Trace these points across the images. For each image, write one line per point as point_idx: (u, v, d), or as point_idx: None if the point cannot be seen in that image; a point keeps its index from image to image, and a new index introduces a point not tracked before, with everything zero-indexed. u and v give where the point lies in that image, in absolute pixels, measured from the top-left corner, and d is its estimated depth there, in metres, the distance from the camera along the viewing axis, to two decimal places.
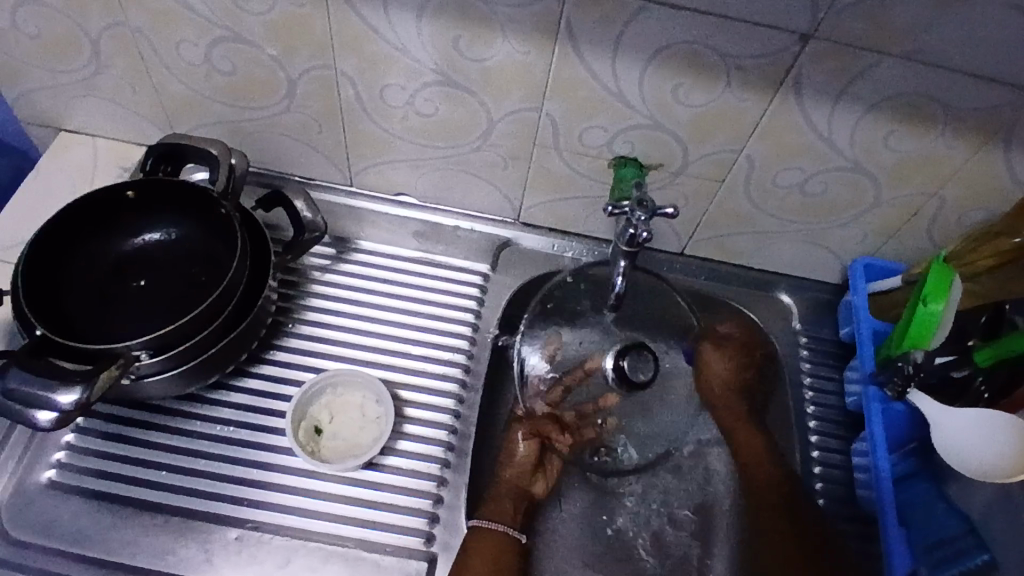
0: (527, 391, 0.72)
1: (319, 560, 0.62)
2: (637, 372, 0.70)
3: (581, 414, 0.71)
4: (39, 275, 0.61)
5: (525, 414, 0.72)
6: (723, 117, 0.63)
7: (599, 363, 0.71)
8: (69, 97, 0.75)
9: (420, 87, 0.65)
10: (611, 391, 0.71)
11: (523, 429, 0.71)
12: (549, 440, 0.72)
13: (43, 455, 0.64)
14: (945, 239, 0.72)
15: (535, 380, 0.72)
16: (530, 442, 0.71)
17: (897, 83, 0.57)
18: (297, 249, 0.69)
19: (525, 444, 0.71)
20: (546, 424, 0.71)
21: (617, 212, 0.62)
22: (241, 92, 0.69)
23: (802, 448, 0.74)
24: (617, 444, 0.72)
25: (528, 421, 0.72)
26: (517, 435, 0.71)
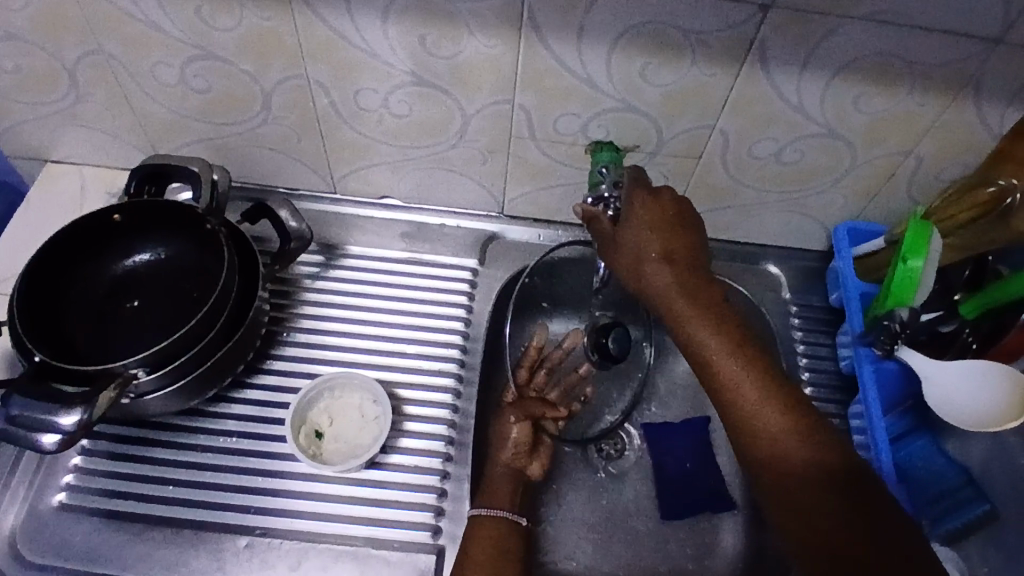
0: (520, 372, 0.75)
1: (330, 560, 0.63)
2: (611, 342, 0.76)
3: (567, 390, 0.78)
4: (39, 304, 0.62)
5: (517, 397, 0.73)
6: (693, 93, 0.64)
7: (578, 336, 0.79)
8: (51, 128, 0.76)
9: (393, 89, 0.66)
10: (586, 362, 0.80)
11: (514, 413, 0.71)
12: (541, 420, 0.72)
13: (52, 479, 0.65)
14: (924, 196, 0.72)
15: (524, 368, 0.76)
16: (524, 426, 0.71)
17: (861, 43, 0.58)
18: (285, 258, 0.70)
19: (519, 425, 0.70)
20: (537, 406, 0.72)
21: (602, 177, 0.65)
22: (218, 109, 0.70)
23: (793, 399, 0.58)
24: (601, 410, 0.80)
25: (519, 405, 0.72)
26: (510, 418, 0.71)
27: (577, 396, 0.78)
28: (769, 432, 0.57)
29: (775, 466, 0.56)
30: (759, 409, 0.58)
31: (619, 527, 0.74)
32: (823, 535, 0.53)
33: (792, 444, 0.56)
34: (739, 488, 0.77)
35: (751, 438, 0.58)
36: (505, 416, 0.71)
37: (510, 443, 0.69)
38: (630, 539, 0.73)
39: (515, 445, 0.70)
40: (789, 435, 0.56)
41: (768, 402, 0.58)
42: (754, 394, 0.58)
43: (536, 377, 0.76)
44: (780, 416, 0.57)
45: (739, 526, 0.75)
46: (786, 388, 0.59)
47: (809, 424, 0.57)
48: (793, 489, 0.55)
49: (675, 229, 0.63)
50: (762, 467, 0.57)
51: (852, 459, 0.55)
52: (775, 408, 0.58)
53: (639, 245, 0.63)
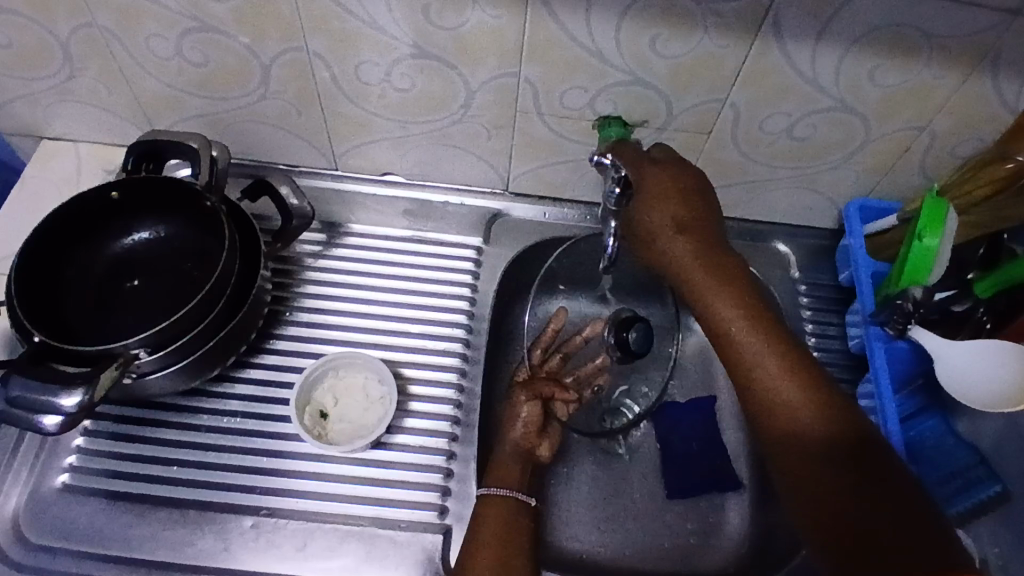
0: (533, 355, 0.75)
1: (337, 540, 0.62)
2: (633, 337, 0.74)
3: (581, 379, 0.75)
4: (36, 285, 0.61)
5: (528, 375, 0.73)
6: (703, 65, 0.62)
7: (598, 326, 0.77)
8: (46, 105, 0.74)
9: (395, 63, 0.64)
10: (604, 353, 0.77)
11: (523, 393, 0.70)
12: (551, 402, 0.71)
13: (55, 460, 0.64)
14: (938, 172, 0.71)
15: (538, 348, 0.75)
16: (534, 406, 0.69)
17: (878, 14, 0.56)
18: (287, 236, 0.69)
19: (529, 404, 0.69)
20: (546, 386, 0.71)
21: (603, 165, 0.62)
22: (216, 84, 0.68)
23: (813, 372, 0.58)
24: (617, 403, 0.77)
25: (529, 384, 0.71)
26: (520, 397, 0.70)
27: (591, 385, 0.75)
28: (787, 405, 0.57)
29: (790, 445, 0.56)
30: (775, 382, 0.57)
31: (626, 507, 0.74)
32: (832, 510, 0.53)
33: (808, 417, 0.56)
34: (746, 468, 0.77)
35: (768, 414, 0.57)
36: (514, 397, 0.70)
37: (520, 423, 0.68)
38: (637, 518, 0.73)
39: (526, 424, 0.69)
40: (806, 408, 0.56)
41: (785, 376, 0.57)
42: (771, 367, 0.58)
43: (552, 359, 0.75)
44: (797, 388, 0.57)
45: (746, 506, 0.75)
46: (804, 361, 0.58)
47: (827, 399, 0.56)
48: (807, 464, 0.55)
49: (691, 201, 0.62)
50: (776, 441, 0.57)
51: (867, 434, 0.55)
52: (792, 381, 0.57)
53: (654, 215, 0.62)
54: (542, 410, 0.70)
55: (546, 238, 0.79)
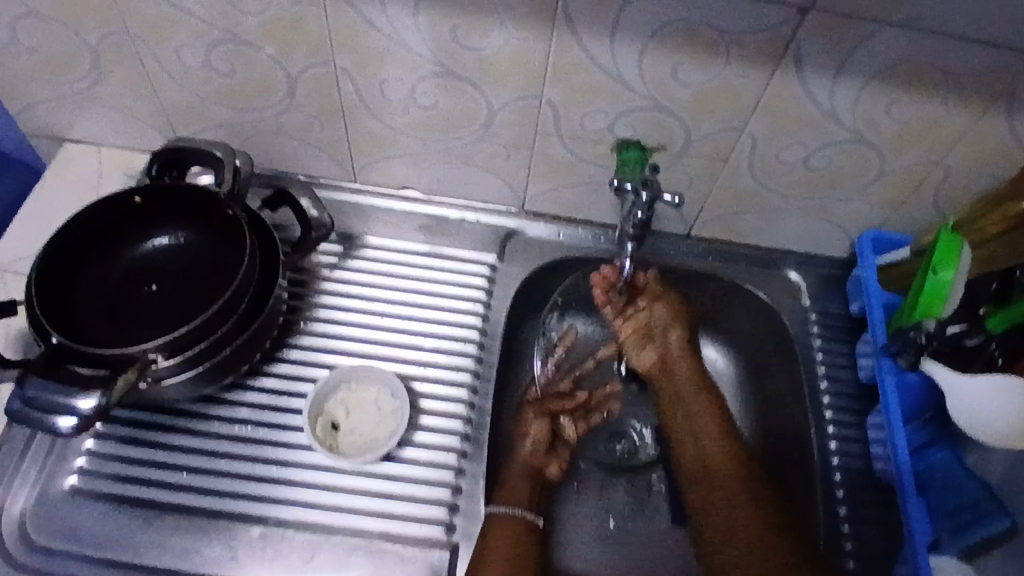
0: (545, 373, 0.79)
1: (344, 553, 0.62)
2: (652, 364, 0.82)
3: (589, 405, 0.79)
4: (54, 287, 0.62)
5: (540, 394, 0.76)
6: (723, 94, 0.63)
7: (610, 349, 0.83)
8: (72, 108, 0.75)
9: (419, 80, 0.65)
10: (615, 380, 0.82)
11: (533, 410, 0.74)
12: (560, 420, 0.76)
13: (65, 462, 0.64)
14: (951, 207, 0.72)
15: (549, 368, 0.80)
16: (543, 425, 0.74)
17: (896, 51, 0.57)
18: (305, 247, 0.69)
19: (538, 422, 0.74)
20: (553, 403, 0.76)
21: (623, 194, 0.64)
22: (241, 95, 0.69)
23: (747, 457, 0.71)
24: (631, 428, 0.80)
25: (539, 402, 0.75)
26: (529, 415, 0.74)
27: (599, 411, 0.79)
28: (721, 488, 0.69)
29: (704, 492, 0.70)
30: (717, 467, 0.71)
31: (632, 530, 0.73)
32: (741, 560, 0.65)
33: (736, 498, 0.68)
34: None
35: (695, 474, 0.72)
36: (523, 413, 0.75)
37: (529, 441, 0.72)
38: (642, 542, 0.73)
39: (535, 442, 0.72)
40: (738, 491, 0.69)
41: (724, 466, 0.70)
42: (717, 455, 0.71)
43: (565, 381, 0.80)
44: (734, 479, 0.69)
45: None
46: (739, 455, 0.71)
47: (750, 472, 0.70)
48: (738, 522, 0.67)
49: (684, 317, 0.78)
50: (711, 509, 0.69)
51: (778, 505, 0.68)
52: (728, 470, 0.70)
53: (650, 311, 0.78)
54: (550, 429, 0.74)
55: (560, 258, 0.80)
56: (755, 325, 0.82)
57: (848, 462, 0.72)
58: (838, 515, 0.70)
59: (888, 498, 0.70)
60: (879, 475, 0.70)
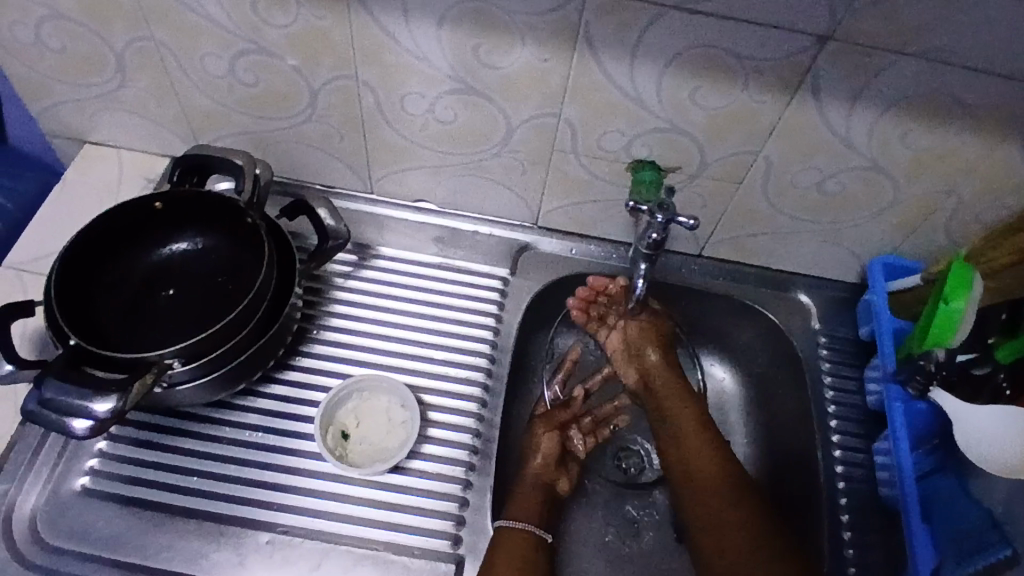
0: (554, 388, 0.80)
1: (350, 562, 0.62)
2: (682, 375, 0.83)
3: (598, 419, 0.79)
4: (75, 288, 0.62)
5: (547, 410, 0.77)
6: (740, 118, 0.64)
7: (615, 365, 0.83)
8: (96, 111, 0.76)
9: (440, 95, 0.66)
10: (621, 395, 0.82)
11: (542, 425, 0.74)
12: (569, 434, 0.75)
13: (77, 462, 0.65)
14: (963, 236, 0.72)
15: (559, 381, 0.80)
16: (552, 438, 0.73)
17: (913, 81, 0.58)
18: (321, 257, 0.70)
19: (547, 436, 0.73)
20: (561, 415, 0.76)
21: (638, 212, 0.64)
22: (263, 104, 0.70)
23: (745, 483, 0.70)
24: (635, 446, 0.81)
25: (546, 417, 0.76)
26: (539, 429, 0.74)
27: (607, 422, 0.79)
28: (717, 507, 0.67)
29: (697, 499, 0.69)
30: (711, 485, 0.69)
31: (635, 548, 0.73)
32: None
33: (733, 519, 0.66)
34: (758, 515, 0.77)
35: (685, 481, 0.70)
36: (534, 428, 0.74)
37: (540, 455, 0.72)
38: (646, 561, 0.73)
39: (545, 457, 0.72)
40: (734, 512, 0.67)
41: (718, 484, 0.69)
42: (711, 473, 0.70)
43: (575, 393, 0.79)
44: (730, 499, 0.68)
45: None
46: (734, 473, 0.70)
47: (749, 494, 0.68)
48: (736, 547, 0.65)
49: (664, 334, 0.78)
50: (709, 530, 0.67)
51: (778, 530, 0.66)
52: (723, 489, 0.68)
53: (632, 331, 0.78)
54: (560, 443, 0.73)
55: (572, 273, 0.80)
56: (763, 346, 0.83)
57: (854, 487, 0.72)
58: (842, 540, 0.69)
59: (893, 524, 0.70)
60: (884, 501, 0.71)
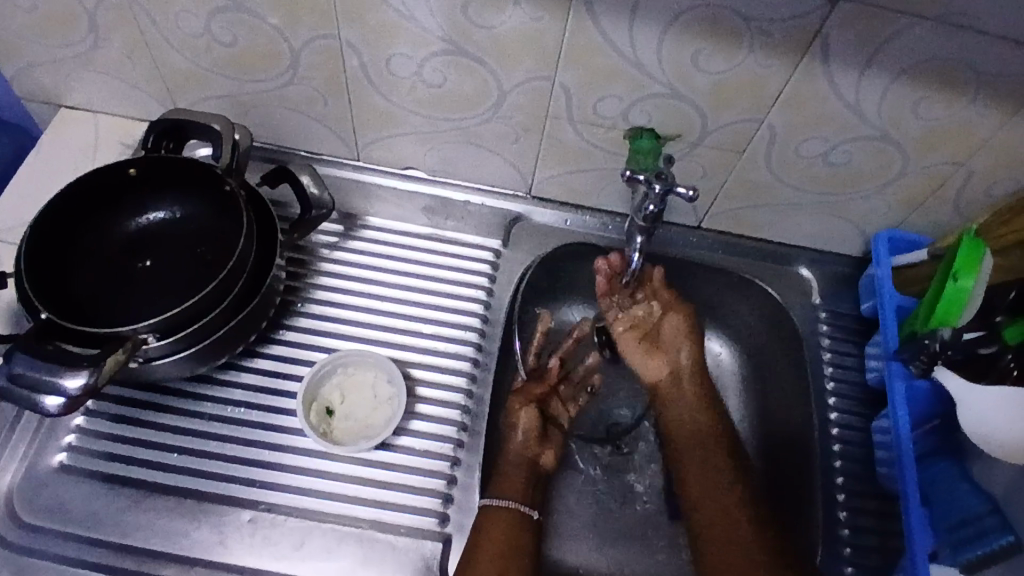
0: (529, 359, 0.76)
1: (334, 541, 0.61)
2: None
3: (576, 382, 0.78)
4: (47, 259, 0.60)
5: (522, 384, 0.74)
6: (744, 84, 0.60)
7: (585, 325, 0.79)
8: (69, 73, 0.73)
9: (428, 57, 0.62)
10: (595, 353, 0.79)
11: (519, 400, 0.72)
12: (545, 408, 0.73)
13: (54, 438, 0.63)
14: (971, 210, 0.69)
15: (532, 354, 0.76)
16: (530, 414, 0.71)
17: (927, 47, 0.54)
18: (304, 227, 0.67)
19: (524, 411, 0.71)
20: (537, 388, 0.73)
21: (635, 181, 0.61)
22: (243, 65, 0.67)
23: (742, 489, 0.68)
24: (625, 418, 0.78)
25: (523, 392, 0.73)
26: (516, 405, 0.71)
27: (585, 386, 0.78)
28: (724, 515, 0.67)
29: (702, 464, 0.69)
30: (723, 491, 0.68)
31: (627, 525, 0.72)
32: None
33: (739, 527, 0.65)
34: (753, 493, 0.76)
35: (693, 486, 0.69)
36: (510, 404, 0.72)
37: (520, 432, 0.70)
38: (637, 539, 0.72)
39: (526, 433, 0.70)
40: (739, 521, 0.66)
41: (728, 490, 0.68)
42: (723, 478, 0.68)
43: (549, 365, 0.76)
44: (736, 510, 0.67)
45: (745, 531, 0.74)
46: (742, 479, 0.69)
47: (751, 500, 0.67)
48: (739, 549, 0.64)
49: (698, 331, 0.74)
50: (716, 532, 0.66)
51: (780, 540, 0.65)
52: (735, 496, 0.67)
53: (668, 323, 0.74)
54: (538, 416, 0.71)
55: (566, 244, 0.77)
56: (760, 321, 0.81)
57: (850, 467, 0.71)
58: (836, 520, 0.68)
59: (890, 505, 0.69)
60: (881, 481, 0.69)
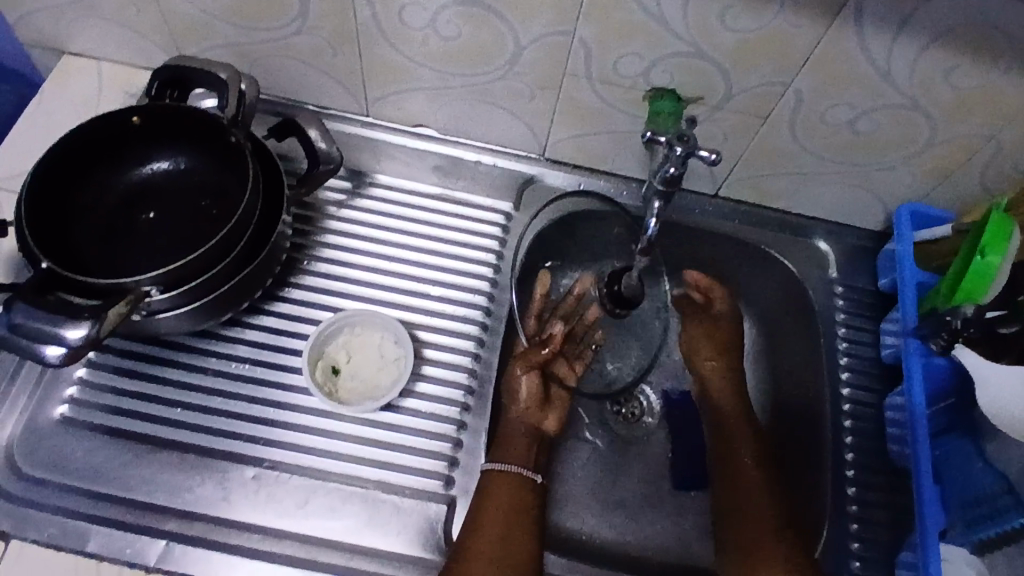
0: (529, 326, 0.72)
1: (338, 501, 0.61)
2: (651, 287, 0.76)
3: (578, 339, 0.74)
4: (46, 207, 0.58)
5: (524, 348, 0.69)
6: (773, 44, 0.58)
7: (586, 282, 0.76)
8: (69, 17, 0.70)
9: (442, 7, 0.59)
10: (597, 307, 0.75)
11: (520, 366, 0.67)
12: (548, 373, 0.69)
13: (55, 391, 0.62)
14: (999, 185, 0.67)
15: (531, 319, 0.72)
16: (532, 379, 0.67)
17: (968, 8, 0.51)
18: (311, 182, 0.65)
19: (526, 379, 0.67)
20: (538, 354, 0.68)
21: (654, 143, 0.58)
22: (248, 12, 0.64)
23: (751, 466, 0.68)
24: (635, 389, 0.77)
25: (523, 357, 0.68)
26: (516, 371, 0.67)
27: (587, 342, 0.74)
28: (749, 502, 0.66)
29: (729, 451, 0.70)
30: (749, 476, 0.68)
31: (632, 493, 0.72)
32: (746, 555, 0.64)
33: (762, 511, 0.65)
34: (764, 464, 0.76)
35: (726, 480, 0.69)
36: (510, 371, 0.68)
37: (522, 399, 0.67)
38: (642, 507, 0.71)
39: (528, 399, 0.67)
40: (761, 503, 0.66)
41: (754, 475, 0.68)
42: (751, 467, 0.68)
43: (552, 331, 0.70)
44: (760, 494, 0.66)
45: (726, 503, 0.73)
46: (766, 463, 0.69)
47: (772, 479, 0.67)
48: (760, 525, 0.64)
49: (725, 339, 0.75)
50: (737, 515, 0.67)
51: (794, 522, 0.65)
52: (760, 481, 0.67)
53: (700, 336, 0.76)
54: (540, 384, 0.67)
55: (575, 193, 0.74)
56: (774, 292, 0.79)
57: (861, 443, 0.70)
58: (845, 495, 0.68)
59: (899, 482, 0.68)
60: (892, 457, 0.68)
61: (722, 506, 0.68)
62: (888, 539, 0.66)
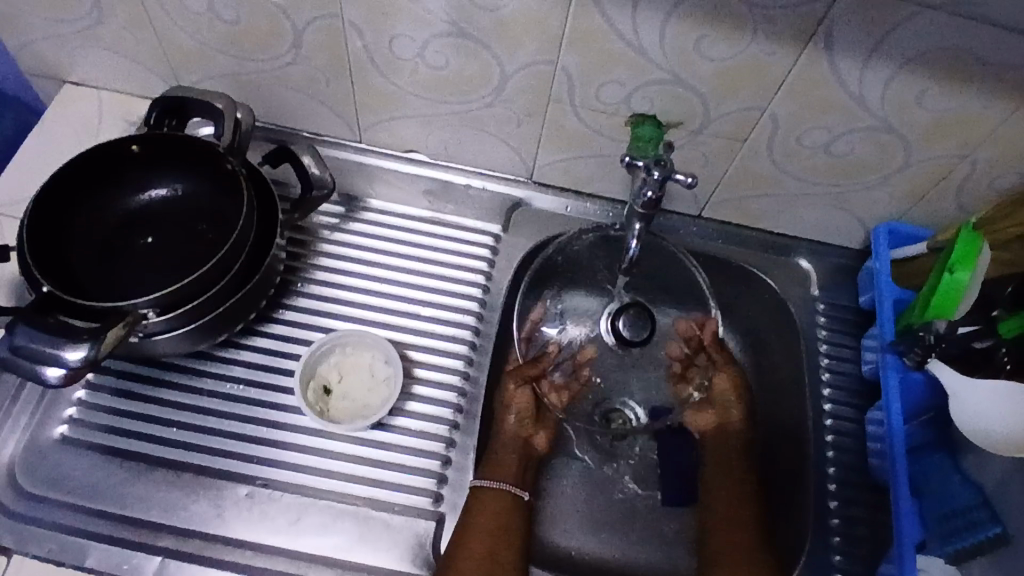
0: (525, 346, 0.74)
1: (329, 518, 0.62)
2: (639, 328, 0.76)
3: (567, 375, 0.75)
4: (46, 232, 0.60)
5: (518, 363, 0.73)
6: (749, 72, 0.60)
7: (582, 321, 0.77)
8: (72, 48, 0.73)
9: (431, 38, 0.62)
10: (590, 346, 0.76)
11: (514, 380, 0.72)
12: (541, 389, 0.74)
13: (55, 411, 0.64)
14: (973, 204, 0.69)
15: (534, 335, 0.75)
16: (525, 395, 0.72)
17: (934, 36, 0.54)
18: (306, 206, 0.68)
19: (520, 393, 0.72)
20: (532, 368, 0.73)
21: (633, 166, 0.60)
22: (246, 44, 0.66)
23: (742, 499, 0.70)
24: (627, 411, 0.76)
25: (518, 371, 0.73)
26: (510, 384, 0.72)
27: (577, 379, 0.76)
28: (730, 542, 0.68)
29: (727, 492, 0.71)
30: (732, 515, 0.70)
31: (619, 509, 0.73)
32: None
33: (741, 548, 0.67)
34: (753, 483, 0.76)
35: (712, 517, 0.71)
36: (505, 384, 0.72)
37: (514, 414, 0.71)
38: (629, 523, 0.72)
39: (519, 414, 0.71)
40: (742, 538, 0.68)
41: (739, 515, 0.69)
42: (739, 509, 0.70)
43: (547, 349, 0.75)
44: (743, 531, 0.68)
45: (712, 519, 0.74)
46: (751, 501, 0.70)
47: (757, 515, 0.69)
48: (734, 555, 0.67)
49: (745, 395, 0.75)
50: (716, 550, 0.68)
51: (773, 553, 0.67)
52: (744, 521, 0.69)
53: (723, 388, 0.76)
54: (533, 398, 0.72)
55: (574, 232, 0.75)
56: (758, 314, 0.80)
57: (843, 458, 0.71)
58: (827, 509, 0.69)
59: (880, 495, 0.70)
60: (873, 473, 0.70)
61: (708, 539, 0.70)
62: (869, 552, 0.67)
